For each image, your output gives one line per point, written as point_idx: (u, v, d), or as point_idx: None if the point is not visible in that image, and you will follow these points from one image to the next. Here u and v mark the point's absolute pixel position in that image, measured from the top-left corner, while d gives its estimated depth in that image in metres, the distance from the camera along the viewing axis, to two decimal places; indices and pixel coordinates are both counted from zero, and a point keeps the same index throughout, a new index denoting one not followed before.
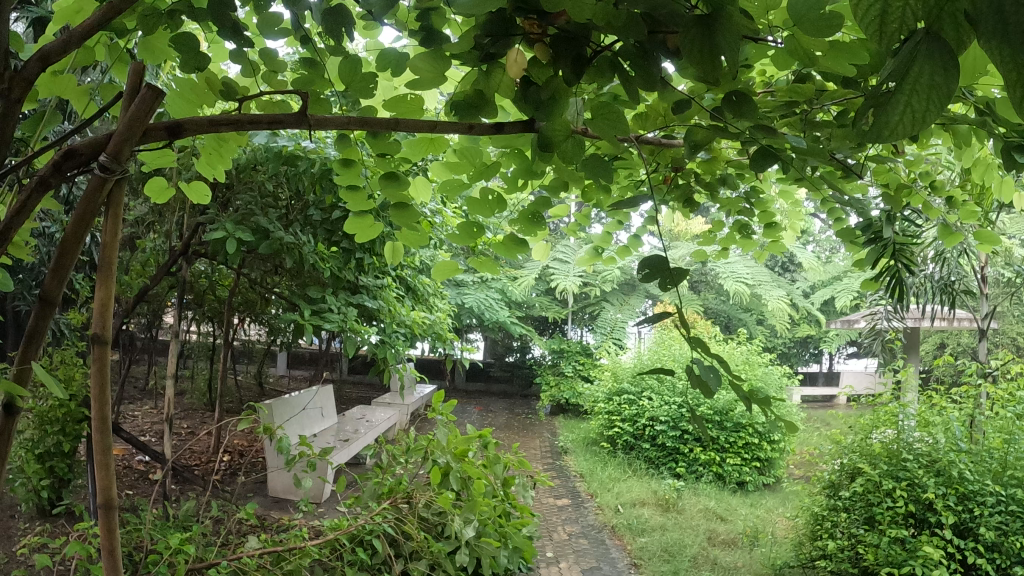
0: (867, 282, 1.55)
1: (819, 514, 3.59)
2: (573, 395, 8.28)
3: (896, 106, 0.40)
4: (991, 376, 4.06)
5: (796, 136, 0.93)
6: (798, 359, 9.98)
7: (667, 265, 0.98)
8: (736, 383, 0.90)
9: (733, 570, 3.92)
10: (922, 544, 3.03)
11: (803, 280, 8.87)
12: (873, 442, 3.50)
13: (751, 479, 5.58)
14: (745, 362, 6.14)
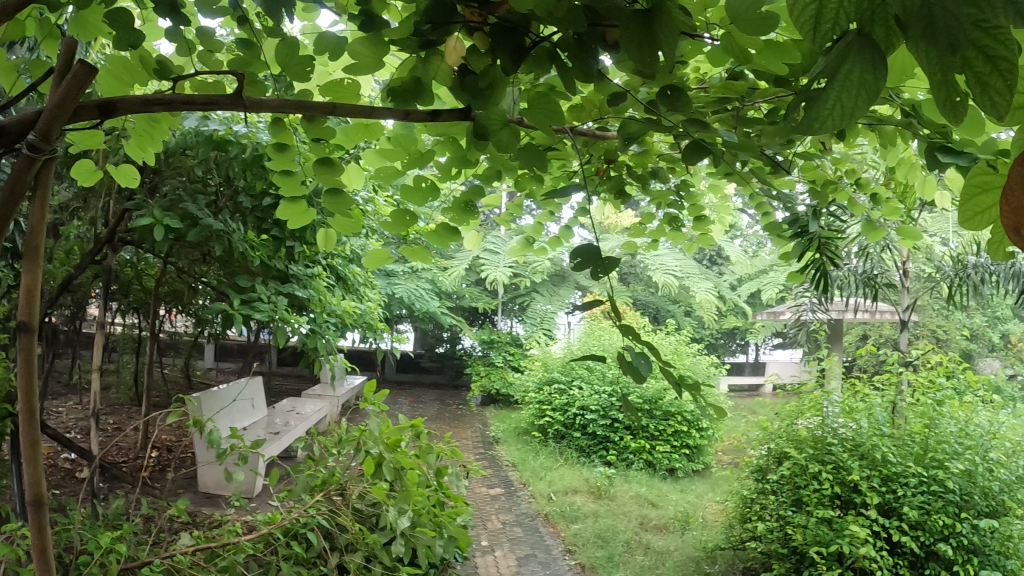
0: (794, 275, 1.59)
1: (747, 497, 3.71)
2: (505, 385, 8.32)
3: (824, 103, 0.39)
4: (906, 364, 4.26)
5: (728, 131, 0.94)
6: (723, 350, 10.27)
7: (599, 255, 0.98)
8: (665, 371, 0.91)
9: (665, 555, 4.01)
10: (848, 523, 3.14)
11: (730, 273, 9.10)
12: (799, 428, 3.62)
13: (680, 466, 5.68)
14: (674, 351, 6.27)
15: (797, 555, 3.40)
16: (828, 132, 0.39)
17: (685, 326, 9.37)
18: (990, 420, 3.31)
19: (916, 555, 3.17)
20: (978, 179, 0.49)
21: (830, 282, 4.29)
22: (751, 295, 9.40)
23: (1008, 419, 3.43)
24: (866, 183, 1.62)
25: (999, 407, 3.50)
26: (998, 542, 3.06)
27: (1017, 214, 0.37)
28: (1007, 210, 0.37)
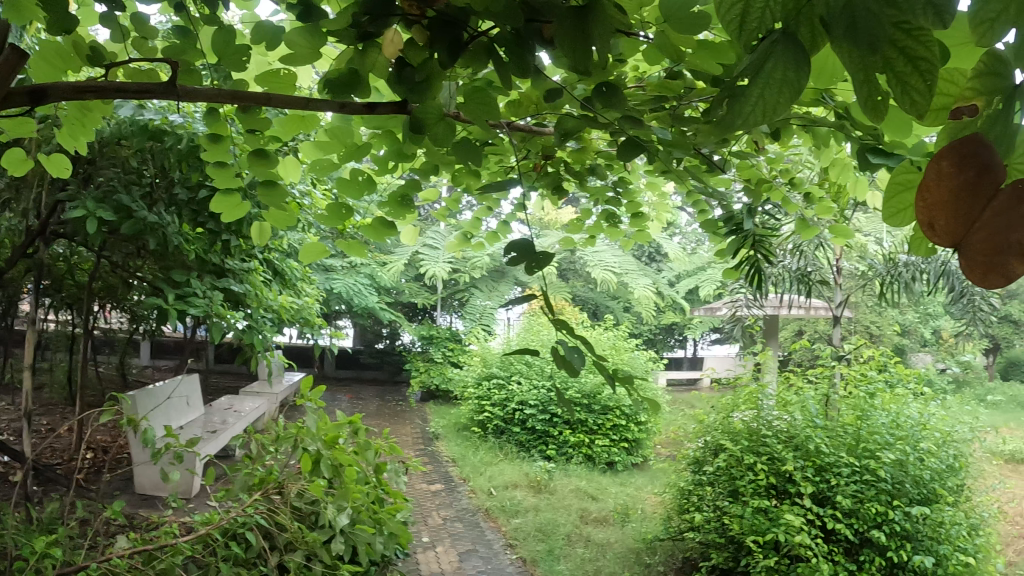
0: (729, 272, 1.63)
1: (685, 489, 3.78)
2: (444, 380, 8.30)
3: (748, 97, 0.38)
4: (838, 358, 4.39)
5: (663, 129, 0.95)
6: (663, 345, 10.43)
7: (535, 250, 0.98)
8: (599, 365, 0.92)
9: (605, 547, 4.05)
10: (783, 512, 3.22)
11: (669, 270, 9.25)
12: (735, 421, 3.71)
13: (619, 459, 5.74)
14: (612, 347, 6.35)
15: (734, 544, 3.48)
16: (749, 124, 0.37)
17: (624, 322, 9.49)
18: (919, 412, 3.44)
19: (852, 542, 3.25)
20: (902, 181, 0.49)
21: (766, 278, 4.39)
22: (689, 291, 9.57)
23: (932, 410, 3.57)
24: (799, 183, 1.65)
25: (927, 400, 3.64)
26: (929, 528, 3.15)
27: (930, 209, 0.38)
28: (923, 200, 0.39)
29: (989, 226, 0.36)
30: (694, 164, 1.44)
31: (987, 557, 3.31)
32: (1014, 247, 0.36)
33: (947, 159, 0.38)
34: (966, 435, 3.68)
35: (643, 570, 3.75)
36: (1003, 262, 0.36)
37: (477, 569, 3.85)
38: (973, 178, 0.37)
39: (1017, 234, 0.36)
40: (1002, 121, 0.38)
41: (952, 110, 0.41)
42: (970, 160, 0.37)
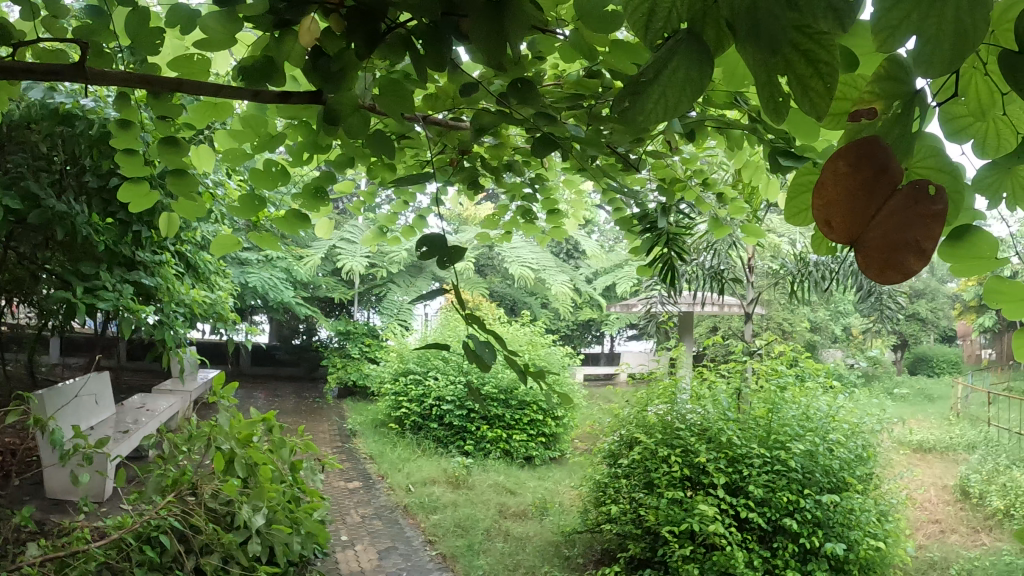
0: (644, 269, 1.66)
1: (601, 482, 3.84)
2: (362, 376, 8.19)
3: (647, 97, 0.37)
4: (749, 353, 4.55)
5: (577, 127, 0.95)
6: (580, 341, 10.58)
7: (447, 245, 0.97)
8: (512, 360, 0.92)
9: (524, 540, 4.08)
10: (697, 502, 3.31)
11: (587, 267, 9.38)
12: (649, 415, 3.80)
13: (537, 454, 5.79)
14: (529, 342, 6.39)
15: (651, 535, 3.55)
16: (653, 121, 0.37)
17: (542, 318, 9.58)
18: (827, 404, 3.59)
19: (764, 530, 3.35)
20: (802, 181, 0.50)
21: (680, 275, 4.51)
22: (607, 288, 9.72)
23: (836, 403, 3.74)
24: (713, 183, 1.70)
25: (833, 393, 3.81)
26: (840, 514, 3.27)
27: (826, 207, 0.36)
28: (819, 199, 0.37)
29: (888, 224, 0.34)
30: (612, 163, 1.45)
31: (897, 541, 3.46)
32: (911, 244, 0.34)
33: (844, 159, 0.36)
34: (873, 427, 3.86)
35: (562, 563, 3.80)
36: (899, 258, 0.34)
37: (397, 566, 3.82)
38: (869, 180, 0.35)
39: (913, 233, 0.34)
40: (903, 123, 0.37)
41: (852, 115, 0.39)
42: (867, 162, 0.36)
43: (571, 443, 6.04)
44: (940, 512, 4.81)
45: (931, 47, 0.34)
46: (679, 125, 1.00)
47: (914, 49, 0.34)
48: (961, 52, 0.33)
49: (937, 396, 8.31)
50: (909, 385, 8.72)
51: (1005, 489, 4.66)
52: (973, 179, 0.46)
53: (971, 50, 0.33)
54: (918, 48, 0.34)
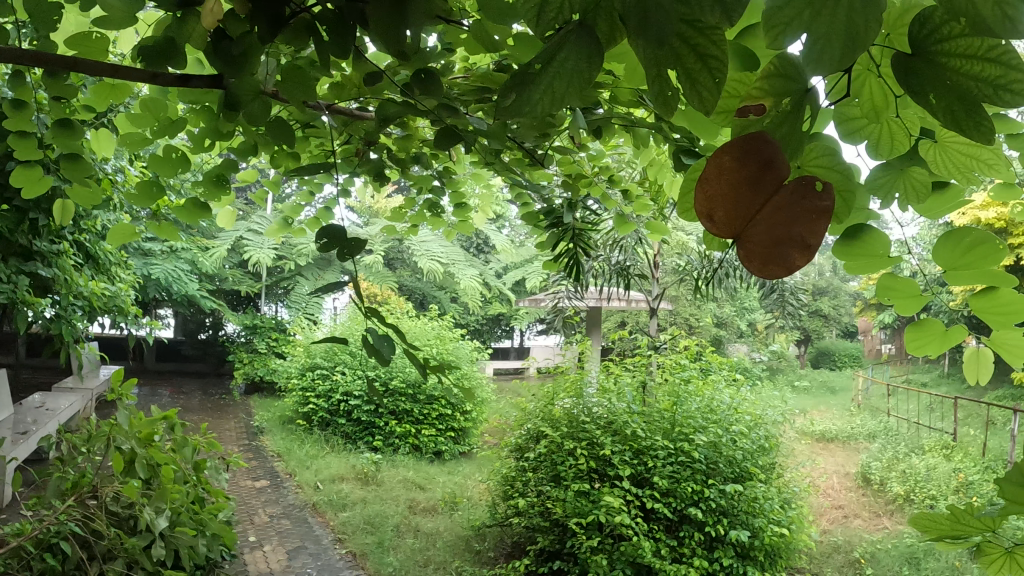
0: (549, 264, 1.67)
1: (509, 476, 3.86)
2: (268, 372, 7.98)
3: (535, 89, 0.32)
4: (653, 348, 4.68)
5: (480, 120, 0.94)
6: (490, 335, 10.62)
7: (347, 236, 0.95)
8: (412, 354, 0.90)
9: (434, 536, 4.07)
10: (603, 494, 3.36)
11: (497, 261, 9.42)
12: (555, 408, 3.86)
13: (446, 449, 5.77)
14: (437, 336, 6.36)
15: (559, 527, 3.59)
16: (542, 113, 0.31)
17: (451, 312, 9.56)
18: (728, 397, 3.72)
19: (670, 520, 3.43)
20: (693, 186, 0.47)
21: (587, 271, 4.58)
22: (515, 283, 9.79)
23: (735, 396, 3.89)
24: (618, 181, 1.72)
25: (735, 386, 3.96)
26: (745, 503, 3.40)
27: (708, 201, 0.32)
28: (701, 194, 0.33)
29: (771, 221, 0.31)
30: (518, 158, 1.45)
31: (799, 527, 3.59)
32: (794, 241, 0.31)
33: (728, 154, 0.32)
34: (774, 418, 4.03)
35: (473, 557, 3.80)
36: (783, 253, 0.31)
37: (306, 567, 3.75)
38: (754, 175, 0.32)
39: (798, 230, 0.31)
40: (794, 121, 0.33)
41: (740, 109, 0.34)
42: (753, 154, 0.32)
43: (481, 438, 6.06)
44: (842, 498, 5.03)
45: (820, 44, 0.30)
46: (584, 119, 1.00)
47: (804, 47, 0.30)
48: (853, 51, 0.29)
49: (837, 389, 8.74)
50: (809, 379, 9.13)
51: (902, 475, 4.94)
52: (867, 180, 0.49)
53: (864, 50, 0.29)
54: (810, 48, 0.30)
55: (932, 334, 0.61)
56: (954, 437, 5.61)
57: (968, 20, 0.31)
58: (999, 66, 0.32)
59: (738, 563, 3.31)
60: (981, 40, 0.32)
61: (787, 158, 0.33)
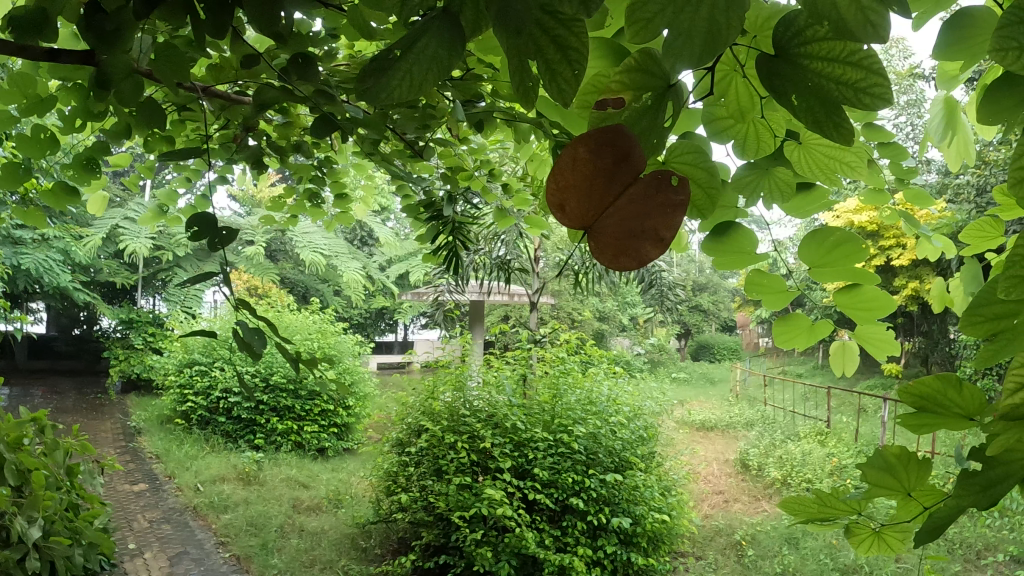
0: (427, 257, 1.65)
1: (391, 471, 3.81)
2: (146, 368, 7.59)
3: (392, 77, 0.31)
4: (534, 340, 4.75)
5: (357, 108, 0.91)
6: (374, 330, 10.49)
7: (217, 224, 0.91)
8: (281, 345, 0.86)
9: (320, 535, 3.99)
10: (485, 487, 3.37)
11: (382, 255, 9.32)
12: (435, 402, 3.83)
13: (329, 445, 5.67)
14: (319, 330, 6.22)
15: (443, 521, 3.57)
16: (398, 98, 0.31)
17: (334, 306, 9.38)
18: (606, 389, 3.85)
19: (552, 510, 3.47)
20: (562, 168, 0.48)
21: (468, 265, 4.59)
22: (400, 276, 9.71)
23: (611, 389, 4.01)
24: (498, 175, 1.73)
25: (612, 383, 4.08)
26: (625, 491, 3.51)
27: (559, 193, 0.28)
28: (553, 183, 0.29)
29: (622, 215, 0.28)
30: (398, 150, 1.42)
31: (680, 513, 3.71)
32: (647, 234, 0.28)
33: (582, 143, 0.28)
34: (652, 409, 4.17)
35: (359, 555, 3.75)
36: (635, 245, 0.28)
37: (189, 572, 3.60)
38: (609, 168, 0.28)
39: (650, 222, 0.28)
40: (656, 114, 0.30)
41: (597, 102, 0.31)
42: (608, 145, 0.28)
43: (364, 433, 5.98)
44: (723, 483, 5.26)
45: (682, 39, 0.27)
46: (460, 109, 1.00)
47: (664, 42, 0.27)
48: (712, 46, 0.27)
49: (716, 379, 9.14)
50: (688, 371, 9.50)
51: (779, 461, 5.22)
52: (733, 180, 0.49)
53: (723, 49, 0.27)
54: (669, 43, 0.27)
55: (800, 329, 0.63)
56: (828, 424, 5.97)
57: (832, 24, 0.29)
58: (859, 71, 0.30)
59: (622, 550, 3.41)
60: (842, 43, 0.30)
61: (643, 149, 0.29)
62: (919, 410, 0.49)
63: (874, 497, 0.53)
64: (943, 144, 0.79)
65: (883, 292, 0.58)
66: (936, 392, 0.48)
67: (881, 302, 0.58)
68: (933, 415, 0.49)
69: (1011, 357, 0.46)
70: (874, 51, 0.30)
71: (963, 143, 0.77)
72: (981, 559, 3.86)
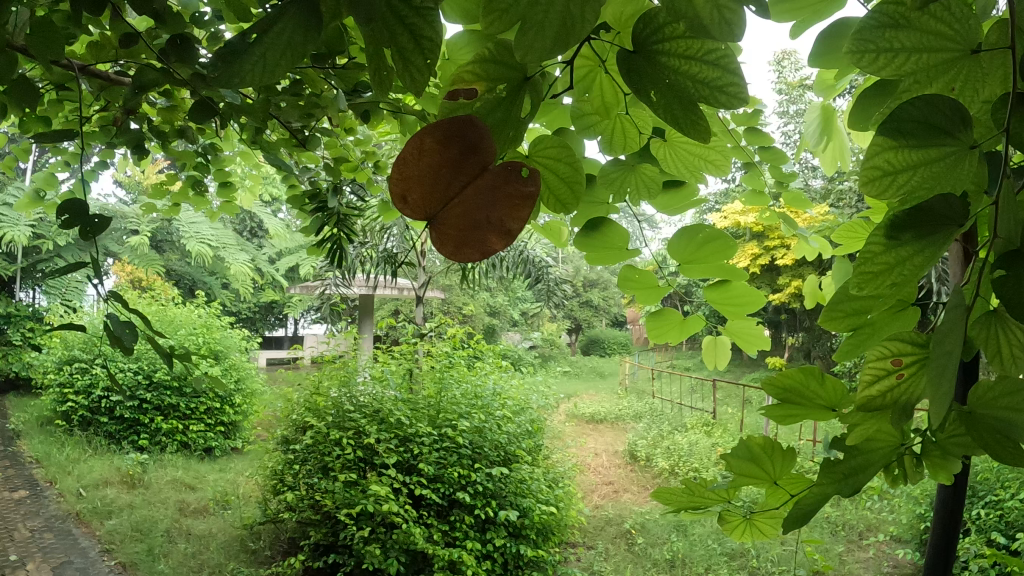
0: (312, 249, 1.61)
1: (276, 470, 3.70)
2: (24, 367, 7.11)
3: (247, 59, 0.30)
4: (422, 334, 4.75)
5: (238, 94, 0.87)
6: (263, 324, 10.22)
7: (90, 211, 0.87)
8: (155, 340, 0.82)
9: (207, 538, 3.86)
10: (371, 483, 3.32)
11: (271, 247, 9.09)
12: (321, 398, 3.77)
13: (217, 445, 5.53)
14: (204, 324, 6.01)
15: (331, 519, 3.50)
16: (246, 83, 0.29)
17: (222, 300, 9.07)
18: (488, 385, 3.96)
19: (439, 505, 3.48)
20: None
21: (354, 258, 4.54)
22: (291, 269, 9.51)
23: (496, 383, 4.07)
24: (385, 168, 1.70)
25: (498, 376, 4.14)
26: (512, 484, 3.59)
27: (402, 183, 0.26)
28: (400, 177, 0.26)
29: (466, 206, 0.25)
30: (284, 138, 1.38)
31: (567, 504, 3.80)
32: (492, 224, 0.26)
33: (428, 132, 0.25)
34: (536, 402, 4.26)
35: (248, 558, 3.64)
36: (477, 237, 0.26)
37: None
38: (455, 160, 0.26)
39: (497, 214, 0.26)
40: (509, 108, 0.28)
41: (449, 92, 0.29)
42: (457, 135, 0.26)
43: (252, 431, 5.84)
44: (612, 474, 5.38)
45: (538, 33, 0.26)
46: (346, 98, 0.97)
47: (517, 34, 0.26)
48: (565, 36, 0.25)
49: (606, 373, 9.38)
50: (579, 366, 9.71)
51: (666, 451, 5.39)
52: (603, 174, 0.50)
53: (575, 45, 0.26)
54: (521, 39, 0.26)
55: (670, 324, 0.65)
56: (713, 416, 6.21)
57: (686, 22, 0.29)
58: (713, 68, 0.30)
59: (510, 542, 3.44)
60: (698, 40, 0.30)
61: (494, 140, 0.27)
62: (783, 400, 0.51)
63: (740, 485, 0.55)
64: (819, 150, 0.83)
65: (752, 289, 0.60)
66: (801, 384, 0.50)
67: (752, 298, 0.61)
68: (798, 406, 0.51)
69: (864, 350, 0.48)
70: (731, 50, 0.30)
71: (837, 149, 0.81)
72: (862, 539, 4.11)
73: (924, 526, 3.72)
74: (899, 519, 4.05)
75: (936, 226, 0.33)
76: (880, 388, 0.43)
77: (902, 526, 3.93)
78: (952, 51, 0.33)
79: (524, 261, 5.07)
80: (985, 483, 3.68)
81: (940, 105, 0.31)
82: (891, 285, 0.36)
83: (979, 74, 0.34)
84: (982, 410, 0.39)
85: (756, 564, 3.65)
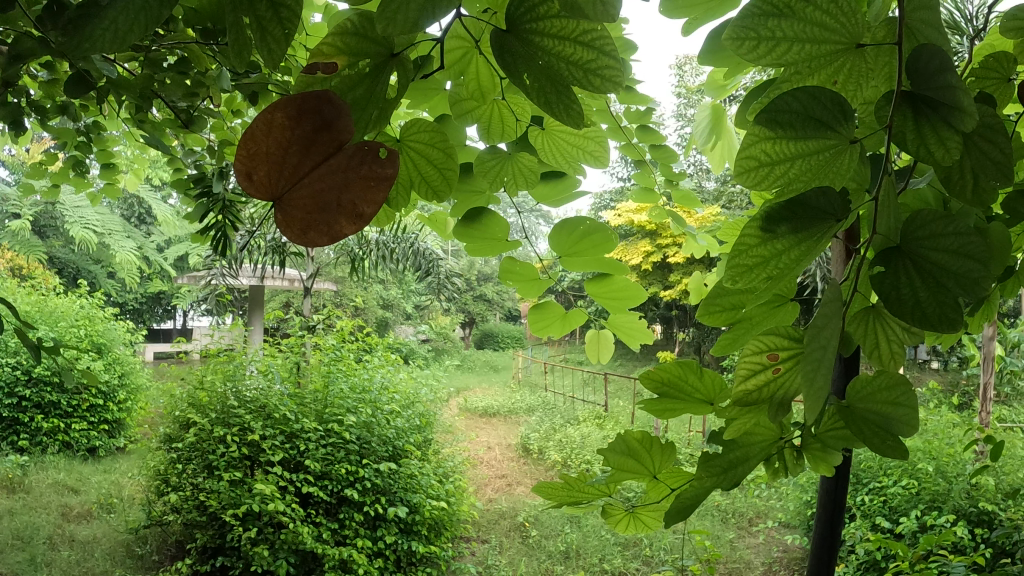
0: (196, 235, 1.55)
1: (159, 470, 3.56)
2: None
3: (95, 23, 0.23)
4: (311, 326, 4.69)
5: (118, 67, 0.81)
6: (150, 316, 9.79)
7: None
8: (21, 330, 0.76)
9: (90, 543, 3.68)
10: (256, 483, 3.24)
11: (159, 235, 8.73)
12: (202, 392, 3.63)
13: (101, 445, 5.32)
14: (86, 316, 5.69)
15: (217, 520, 3.39)
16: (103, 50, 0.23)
17: (106, 290, 8.65)
18: (377, 377, 3.95)
19: (329, 502, 3.43)
20: None
21: (240, 247, 4.41)
22: (179, 259, 9.16)
23: (384, 375, 4.07)
24: None
25: (387, 370, 4.13)
26: (401, 480, 3.58)
27: (250, 160, 0.24)
28: (245, 154, 0.24)
29: (314, 186, 0.24)
30: (170, 118, 1.32)
31: (458, 499, 3.84)
32: (342, 208, 0.25)
33: (279, 107, 0.24)
34: (426, 396, 4.29)
35: (134, 564, 3.49)
36: (327, 220, 0.25)
37: None
38: (309, 136, 0.24)
39: (349, 195, 0.25)
40: (372, 83, 0.27)
41: (305, 65, 0.27)
42: (311, 110, 0.24)
43: (139, 429, 5.63)
44: (506, 467, 5.43)
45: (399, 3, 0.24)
46: (231, 75, 0.94)
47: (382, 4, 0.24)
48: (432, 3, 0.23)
49: (501, 367, 9.50)
50: (472, 359, 9.77)
51: (559, 445, 5.49)
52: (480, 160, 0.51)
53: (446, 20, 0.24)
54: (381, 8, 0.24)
55: (552, 317, 0.65)
56: (606, 409, 6.38)
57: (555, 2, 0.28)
58: (591, 50, 0.27)
59: (401, 539, 3.43)
60: (572, 20, 0.27)
61: (347, 115, 0.26)
62: (663, 395, 0.52)
63: (620, 480, 0.55)
64: (707, 147, 0.87)
65: (633, 283, 0.61)
66: (679, 378, 0.50)
67: (633, 292, 0.61)
68: (676, 399, 0.52)
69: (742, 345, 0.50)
70: (606, 32, 0.28)
71: (723, 146, 0.84)
72: (751, 525, 4.30)
73: (810, 512, 3.92)
74: (786, 505, 4.25)
75: (818, 220, 0.32)
76: (756, 381, 0.43)
77: (790, 513, 4.12)
78: (837, 43, 0.32)
79: (416, 253, 5.08)
80: (869, 471, 3.91)
81: (821, 97, 0.31)
82: (767, 280, 0.34)
83: (863, 71, 0.34)
84: (857, 404, 0.40)
85: (648, 552, 3.76)
